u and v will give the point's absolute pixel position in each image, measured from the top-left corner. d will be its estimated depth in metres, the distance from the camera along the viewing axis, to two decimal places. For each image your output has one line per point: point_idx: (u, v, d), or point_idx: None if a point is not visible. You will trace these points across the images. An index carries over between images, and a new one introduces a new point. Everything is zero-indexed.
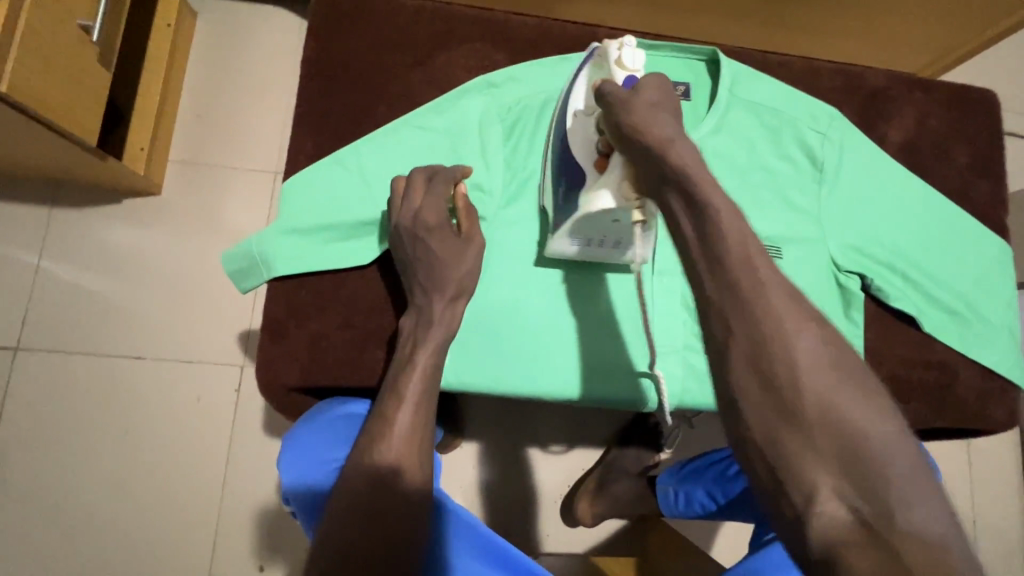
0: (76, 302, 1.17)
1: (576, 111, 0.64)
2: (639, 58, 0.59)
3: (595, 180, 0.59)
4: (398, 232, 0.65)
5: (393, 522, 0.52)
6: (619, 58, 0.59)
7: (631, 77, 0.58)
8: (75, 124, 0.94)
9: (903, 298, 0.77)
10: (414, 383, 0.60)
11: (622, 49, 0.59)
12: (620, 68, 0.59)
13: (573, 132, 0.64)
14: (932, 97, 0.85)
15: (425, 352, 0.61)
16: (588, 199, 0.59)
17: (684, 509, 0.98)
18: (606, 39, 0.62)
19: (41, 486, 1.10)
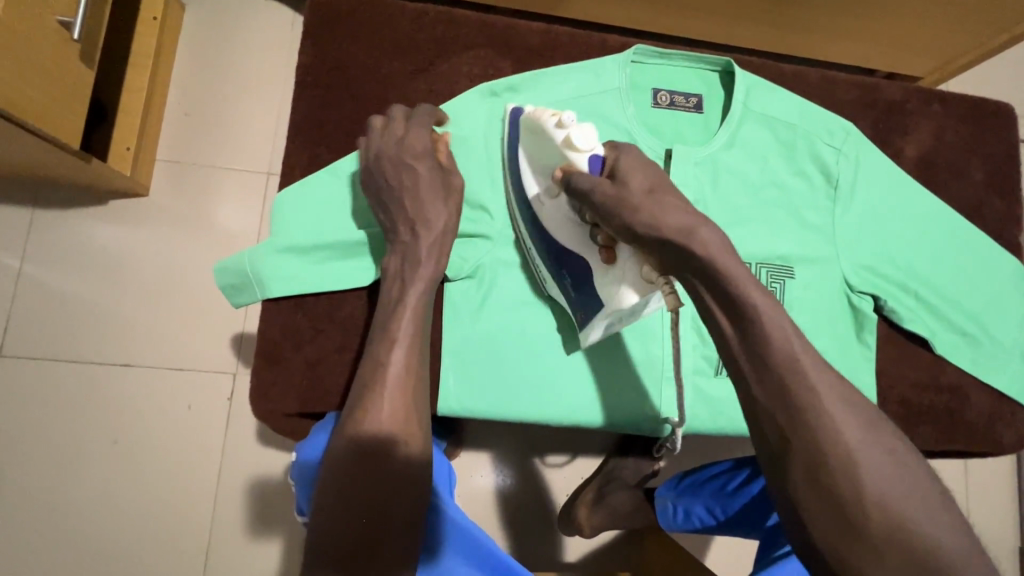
0: (60, 307, 1.13)
1: (537, 195, 0.64)
2: (590, 133, 0.57)
3: (605, 272, 0.58)
4: (379, 163, 0.63)
5: (383, 500, 0.51)
6: (567, 137, 0.58)
7: (593, 155, 0.57)
8: (57, 127, 0.90)
9: (916, 320, 0.76)
10: (392, 370, 0.55)
11: (568, 129, 0.58)
12: (574, 150, 0.58)
13: (547, 217, 0.63)
14: (948, 110, 0.83)
15: (401, 343, 0.57)
16: (613, 294, 0.57)
17: (682, 523, 0.94)
18: (540, 116, 0.61)
19: (27, 497, 1.07)
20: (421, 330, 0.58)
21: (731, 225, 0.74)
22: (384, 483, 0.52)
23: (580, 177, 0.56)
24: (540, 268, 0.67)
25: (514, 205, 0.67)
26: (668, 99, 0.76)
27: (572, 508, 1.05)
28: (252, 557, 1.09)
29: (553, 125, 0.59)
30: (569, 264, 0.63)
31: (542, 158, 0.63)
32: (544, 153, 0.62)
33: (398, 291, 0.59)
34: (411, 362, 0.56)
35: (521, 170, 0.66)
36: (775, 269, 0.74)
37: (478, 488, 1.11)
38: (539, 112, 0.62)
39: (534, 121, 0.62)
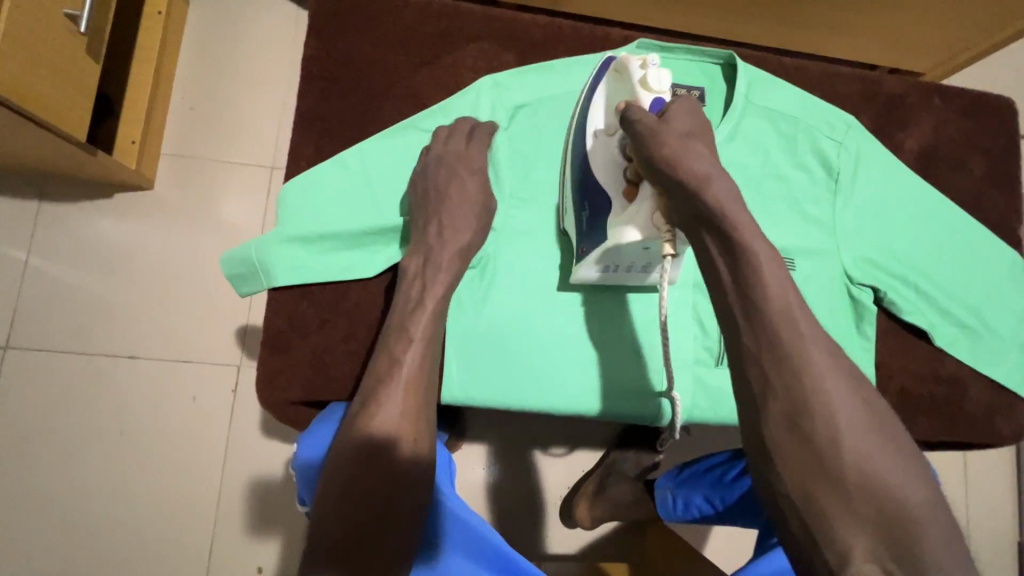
0: (66, 299, 1.14)
1: (596, 130, 0.63)
2: (665, 78, 0.57)
3: (623, 207, 0.59)
4: (434, 170, 0.65)
5: (388, 495, 0.52)
6: (643, 78, 0.58)
7: (658, 100, 0.57)
8: (63, 120, 0.90)
9: (915, 312, 0.76)
10: (405, 370, 0.57)
11: (647, 69, 0.58)
12: (645, 89, 0.58)
13: (594, 151, 0.63)
14: (948, 103, 0.83)
15: (418, 342, 0.58)
16: (617, 227, 0.59)
17: (681, 513, 0.95)
18: (627, 56, 0.60)
19: (34, 487, 1.09)
20: (437, 330, 0.60)
21: None
22: (389, 478, 0.52)
23: (639, 110, 0.56)
24: (568, 212, 0.68)
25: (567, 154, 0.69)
26: (671, 92, 0.76)
27: (574, 501, 1.07)
28: (255, 547, 1.10)
29: (636, 63, 0.58)
30: (591, 197, 0.64)
31: (614, 96, 0.62)
32: (617, 91, 0.62)
33: (418, 291, 0.60)
34: (426, 363, 0.58)
35: (591, 107, 0.65)
36: None
37: (480, 481, 1.12)
38: (630, 56, 0.60)
39: (619, 59, 0.61)
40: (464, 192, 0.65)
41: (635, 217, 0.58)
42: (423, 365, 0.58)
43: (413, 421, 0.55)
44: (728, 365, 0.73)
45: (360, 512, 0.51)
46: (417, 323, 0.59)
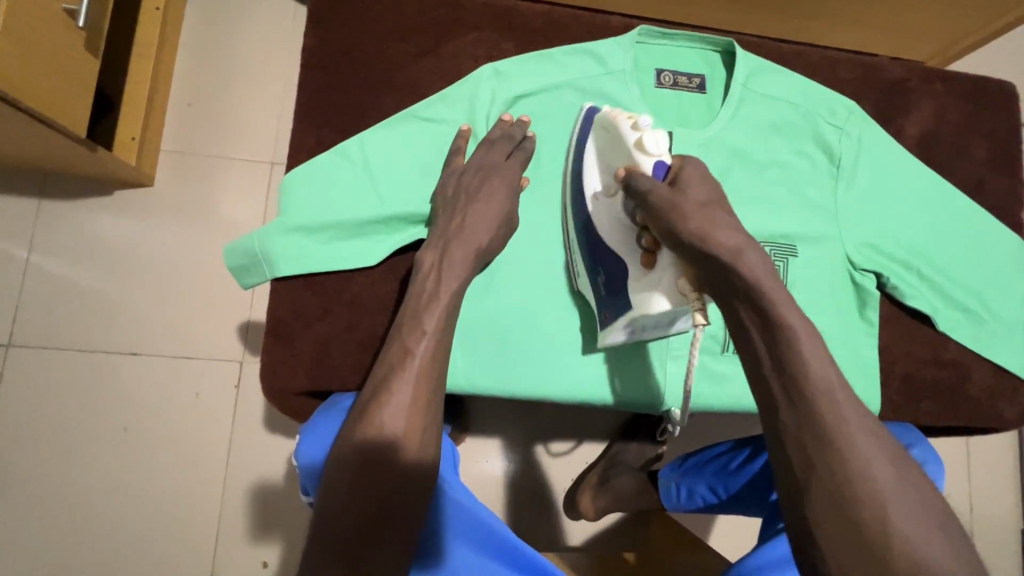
0: (68, 297, 1.14)
1: (595, 193, 0.65)
2: (661, 139, 0.58)
3: (641, 276, 0.60)
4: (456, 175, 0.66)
5: (392, 491, 0.51)
6: (639, 139, 0.59)
7: (658, 162, 0.58)
8: (63, 116, 0.90)
9: (918, 296, 0.76)
10: (417, 362, 0.55)
11: (641, 132, 0.58)
12: (642, 152, 0.59)
13: (599, 216, 0.65)
14: (949, 88, 0.83)
15: (429, 334, 0.56)
16: (644, 298, 0.59)
17: (686, 503, 0.95)
18: (615, 116, 0.61)
19: (39, 485, 1.09)
20: (449, 325, 0.58)
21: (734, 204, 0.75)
22: (395, 474, 0.51)
23: (644, 178, 0.57)
24: (577, 258, 0.68)
25: (567, 192, 0.69)
26: (671, 79, 0.76)
27: (577, 492, 1.07)
28: (261, 541, 1.11)
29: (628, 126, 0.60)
30: (605, 261, 0.64)
31: (610, 155, 0.64)
32: (613, 151, 0.63)
33: (433, 286, 0.59)
34: (437, 355, 0.56)
35: (585, 165, 0.67)
36: (777, 248, 0.74)
37: (484, 473, 1.12)
38: (618, 113, 0.61)
39: (608, 122, 0.62)
40: (489, 197, 0.64)
41: (660, 291, 0.58)
42: (436, 356, 0.56)
43: (421, 418, 0.54)
44: (731, 352, 0.73)
45: (365, 507, 0.50)
46: (429, 317, 0.57)
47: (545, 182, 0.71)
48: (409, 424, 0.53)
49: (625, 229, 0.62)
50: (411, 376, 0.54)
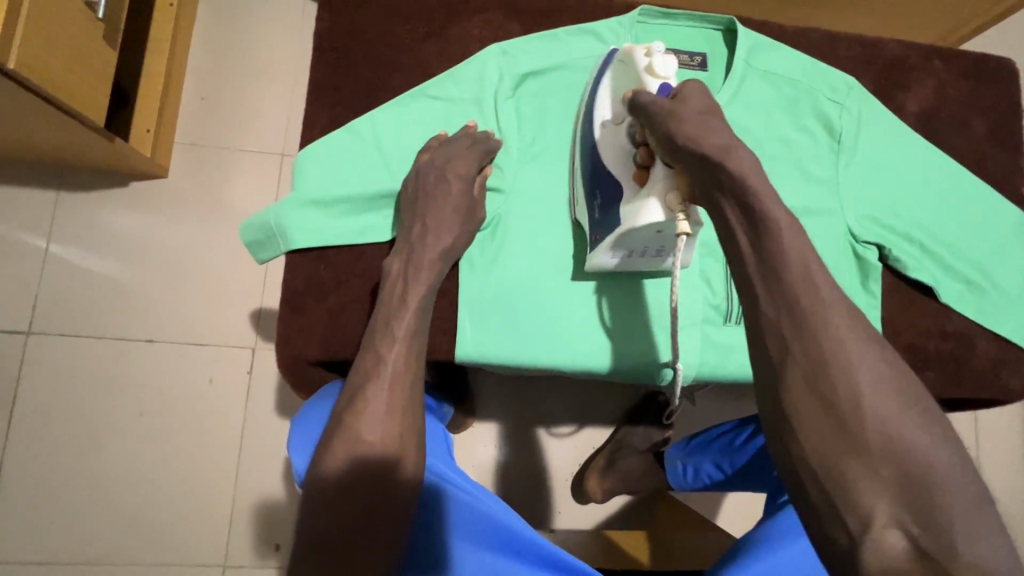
0: (86, 286, 1.17)
1: (603, 122, 0.66)
2: (670, 65, 0.61)
3: (635, 192, 0.61)
4: (424, 172, 0.66)
5: (376, 492, 0.52)
6: (648, 66, 0.62)
7: (664, 84, 0.60)
8: (83, 105, 0.93)
9: (920, 268, 0.77)
10: (390, 367, 0.57)
11: (652, 57, 0.61)
12: (651, 76, 0.61)
13: (602, 141, 0.66)
14: (950, 65, 0.84)
15: (401, 339, 0.59)
16: (634, 211, 0.60)
17: (692, 481, 0.96)
18: (631, 47, 0.64)
19: (58, 469, 1.11)
20: (420, 329, 0.60)
21: None
22: (369, 473, 0.53)
23: (648, 96, 0.58)
24: (576, 182, 0.70)
25: (577, 126, 0.71)
26: (673, 58, 0.78)
27: (584, 475, 1.07)
28: (274, 524, 1.13)
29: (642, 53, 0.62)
30: (601, 181, 0.66)
31: (619, 85, 0.66)
32: (623, 80, 0.65)
33: (402, 292, 0.61)
34: (410, 359, 0.58)
35: (597, 96, 0.68)
36: None
37: (493, 456, 1.13)
38: (633, 46, 0.64)
39: (625, 53, 0.65)
40: (448, 195, 0.65)
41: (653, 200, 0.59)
42: (409, 360, 0.58)
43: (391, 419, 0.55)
44: (735, 322, 0.74)
45: (346, 504, 0.52)
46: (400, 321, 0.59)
47: (551, 158, 0.73)
48: (380, 424, 0.55)
49: (622, 152, 0.64)
50: (380, 377, 0.57)
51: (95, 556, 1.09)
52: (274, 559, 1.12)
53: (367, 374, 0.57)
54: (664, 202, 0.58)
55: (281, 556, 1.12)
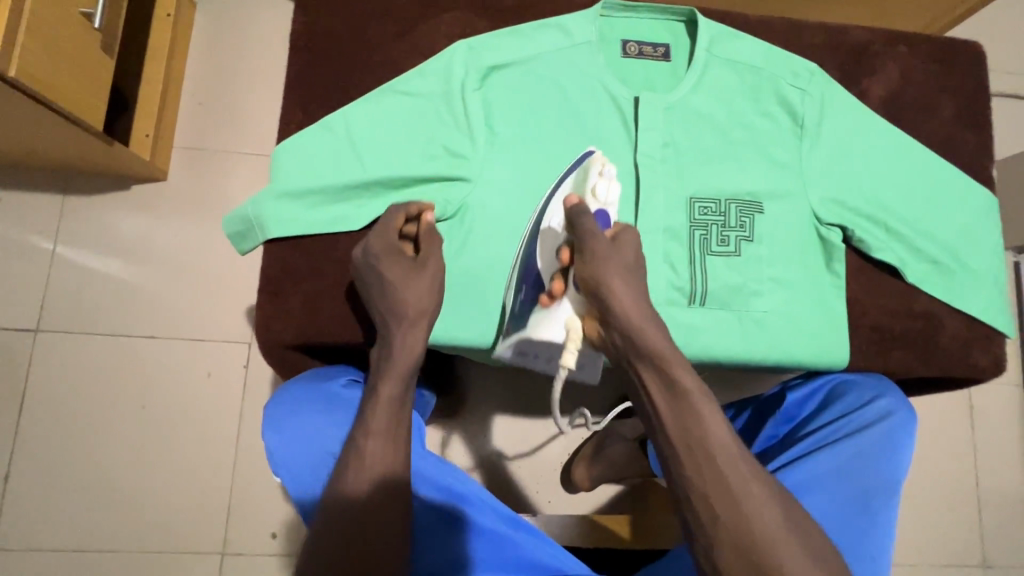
0: (91, 285, 1.22)
1: (548, 226, 0.68)
2: (612, 192, 0.66)
3: (542, 310, 0.65)
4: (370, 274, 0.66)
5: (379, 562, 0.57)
6: (593, 188, 0.66)
7: (603, 211, 0.65)
8: (83, 109, 0.98)
9: (885, 249, 0.78)
10: (371, 462, 0.59)
11: (600, 179, 0.66)
12: (593, 197, 0.66)
13: (541, 246, 0.68)
14: (914, 50, 0.86)
15: (379, 434, 0.60)
16: (538, 322, 0.65)
17: (673, 467, 0.96)
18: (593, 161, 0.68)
19: (65, 460, 1.16)
20: (398, 420, 0.62)
21: (701, 165, 0.78)
22: (385, 503, 0.58)
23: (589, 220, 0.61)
24: (510, 281, 0.71)
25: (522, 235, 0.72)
26: (636, 49, 0.80)
27: (571, 464, 1.10)
28: (271, 512, 1.16)
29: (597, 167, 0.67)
30: (531, 282, 0.68)
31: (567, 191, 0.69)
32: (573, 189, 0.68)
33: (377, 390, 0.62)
34: (390, 450, 0.60)
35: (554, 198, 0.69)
36: (743, 204, 0.78)
37: (480, 448, 1.15)
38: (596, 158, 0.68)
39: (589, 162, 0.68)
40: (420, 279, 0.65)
41: (556, 321, 0.64)
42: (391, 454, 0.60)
43: (392, 457, 0.60)
44: (700, 304, 0.76)
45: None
46: (398, 360, 0.63)
47: (517, 147, 0.75)
48: (386, 460, 0.60)
49: (550, 267, 0.67)
50: (382, 413, 0.61)
51: (101, 544, 1.14)
52: (271, 547, 1.15)
53: (370, 412, 0.61)
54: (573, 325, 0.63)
55: (277, 544, 1.16)
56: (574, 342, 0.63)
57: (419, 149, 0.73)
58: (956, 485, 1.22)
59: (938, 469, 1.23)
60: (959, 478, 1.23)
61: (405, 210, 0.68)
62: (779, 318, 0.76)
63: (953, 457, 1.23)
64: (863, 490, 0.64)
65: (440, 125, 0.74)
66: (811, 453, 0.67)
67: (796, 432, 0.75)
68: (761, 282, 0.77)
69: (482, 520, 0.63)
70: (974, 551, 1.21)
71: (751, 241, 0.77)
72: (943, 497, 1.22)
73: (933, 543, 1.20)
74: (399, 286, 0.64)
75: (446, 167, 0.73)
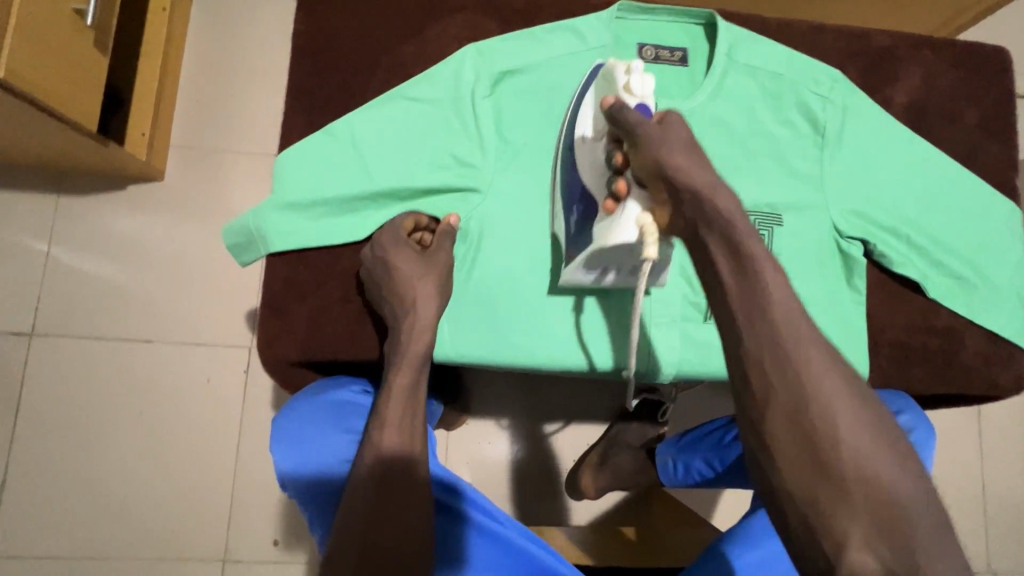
0: (86, 288, 1.19)
1: (582, 136, 0.66)
2: (648, 84, 0.59)
3: (605, 217, 0.59)
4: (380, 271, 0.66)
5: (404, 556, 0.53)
6: (626, 82, 0.60)
7: (642, 103, 0.58)
8: (77, 110, 0.95)
9: (907, 263, 0.76)
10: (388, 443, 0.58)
11: (630, 75, 0.59)
12: (628, 93, 0.59)
13: (583, 156, 0.65)
14: (939, 55, 0.83)
15: (394, 416, 0.59)
16: (605, 230, 0.58)
17: (683, 478, 0.94)
18: (613, 64, 0.62)
19: (62, 467, 1.14)
20: (412, 402, 0.61)
21: (719, 176, 0.75)
22: (401, 518, 0.54)
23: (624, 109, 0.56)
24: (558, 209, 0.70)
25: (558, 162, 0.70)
26: (653, 53, 0.77)
27: (577, 471, 1.07)
28: (272, 518, 1.15)
29: (620, 68, 0.61)
30: (580, 200, 0.65)
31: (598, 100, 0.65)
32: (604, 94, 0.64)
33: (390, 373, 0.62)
34: (407, 431, 0.59)
35: (582, 110, 0.67)
36: (762, 217, 0.75)
37: (485, 455, 1.13)
38: (616, 61, 0.63)
39: (608, 68, 0.64)
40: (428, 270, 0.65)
41: (622, 223, 0.56)
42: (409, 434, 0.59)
43: (406, 451, 0.58)
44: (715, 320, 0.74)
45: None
46: (411, 346, 0.62)
47: (529, 155, 0.73)
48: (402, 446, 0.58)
49: (594, 168, 0.63)
50: (398, 402, 0.60)
51: (100, 551, 1.12)
52: (273, 554, 1.14)
53: (384, 402, 0.60)
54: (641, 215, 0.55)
55: (279, 551, 1.14)
56: (652, 235, 0.54)
57: (428, 158, 0.70)
58: (969, 495, 1.20)
59: (952, 479, 1.20)
60: (973, 488, 1.20)
61: (414, 215, 0.68)
62: None
63: (967, 467, 1.21)
64: None
65: (449, 133, 0.71)
66: None
67: None
68: None
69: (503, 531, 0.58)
70: (987, 564, 1.18)
71: (770, 255, 0.75)
72: (955, 508, 1.20)
73: None
74: (402, 267, 0.65)
75: (455, 177, 0.70)
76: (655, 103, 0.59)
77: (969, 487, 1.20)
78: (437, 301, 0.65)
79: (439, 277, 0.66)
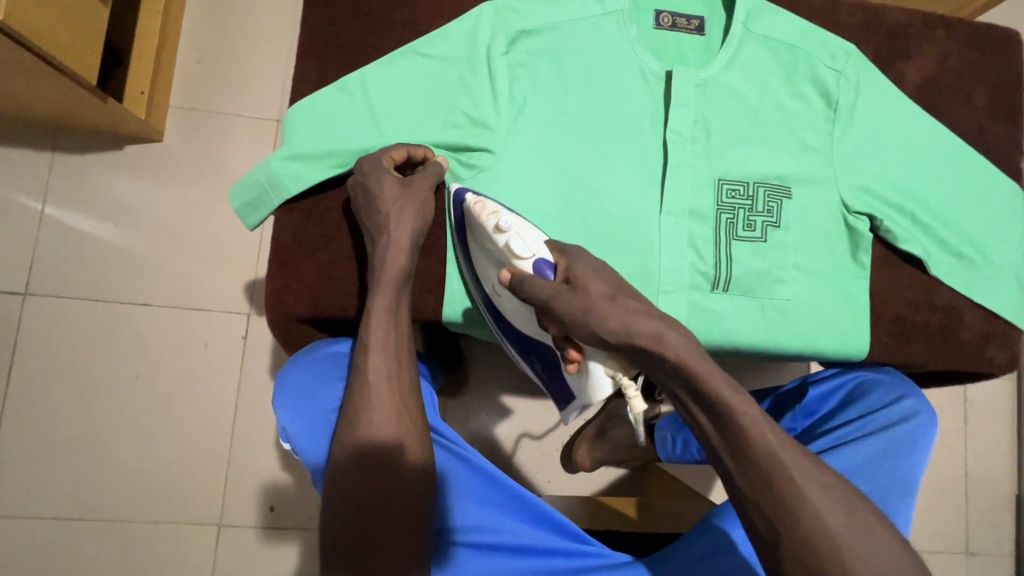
0: (81, 249, 1.17)
1: (494, 289, 0.68)
2: (528, 241, 0.62)
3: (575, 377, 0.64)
4: (365, 199, 0.65)
5: (406, 501, 0.57)
6: (509, 245, 0.62)
7: (536, 262, 0.61)
8: (75, 61, 0.92)
9: (911, 240, 0.77)
10: (376, 384, 0.60)
11: (508, 235, 0.62)
12: (517, 257, 0.62)
13: (507, 309, 0.69)
14: (953, 34, 0.83)
15: (378, 350, 0.61)
16: (587, 392, 0.63)
17: (680, 455, 0.93)
18: (479, 214, 0.65)
19: (56, 428, 1.13)
20: (394, 335, 0.63)
21: (731, 146, 0.75)
22: (399, 467, 0.58)
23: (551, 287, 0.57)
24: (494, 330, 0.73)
25: (472, 288, 0.71)
26: (670, 20, 0.77)
27: (574, 444, 1.08)
28: (268, 485, 1.15)
29: (492, 226, 0.63)
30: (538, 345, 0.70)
31: (485, 250, 0.67)
32: (487, 246, 0.66)
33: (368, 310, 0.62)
34: (391, 368, 0.61)
35: (475, 258, 0.69)
36: (771, 189, 0.75)
37: (482, 427, 1.13)
38: (479, 207, 0.65)
39: (471, 214, 0.66)
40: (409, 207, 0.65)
41: (596, 381, 0.61)
42: (398, 380, 0.61)
43: (394, 376, 0.61)
44: (724, 289, 0.74)
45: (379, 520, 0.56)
46: (388, 268, 0.63)
47: (541, 116, 0.72)
48: (391, 392, 0.60)
49: (530, 321, 0.68)
50: (380, 325, 0.62)
51: (93, 512, 1.12)
52: (268, 520, 1.14)
53: (365, 329, 0.62)
54: (603, 368, 0.59)
55: (275, 517, 1.14)
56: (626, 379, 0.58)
57: (441, 116, 0.69)
58: (955, 478, 1.23)
59: (937, 463, 1.23)
60: (958, 472, 1.23)
61: (406, 147, 0.67)
62: (801, 307, 0.75)
63: (952, 450, 1.23)
64: (888, 487, 0.62)
65: (463, 91, 0.70)
66: (835, 448, 0.65)
67: (814, 428, 0.73)
68: (785, 269, 0.75)
69: (499, 478, 0.62)
70: (966, 545, 1.22)
71: (778, 227, 0.75)
72: (939, 490, 1.22)
73: (928, 535, 1.21)
74: (381, 190, 0.64)
75: (469, 136, 0.70)
76: (546, 252, 0.62)
77: (955, 470, 1.23)
78: (414, 226, 0.65)
79: (416, 202, 0.65)
